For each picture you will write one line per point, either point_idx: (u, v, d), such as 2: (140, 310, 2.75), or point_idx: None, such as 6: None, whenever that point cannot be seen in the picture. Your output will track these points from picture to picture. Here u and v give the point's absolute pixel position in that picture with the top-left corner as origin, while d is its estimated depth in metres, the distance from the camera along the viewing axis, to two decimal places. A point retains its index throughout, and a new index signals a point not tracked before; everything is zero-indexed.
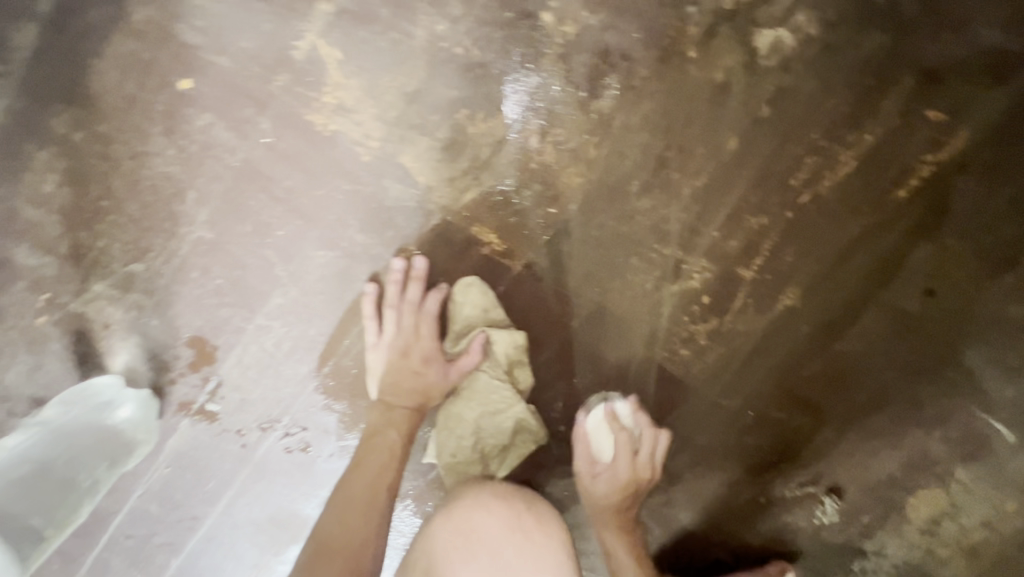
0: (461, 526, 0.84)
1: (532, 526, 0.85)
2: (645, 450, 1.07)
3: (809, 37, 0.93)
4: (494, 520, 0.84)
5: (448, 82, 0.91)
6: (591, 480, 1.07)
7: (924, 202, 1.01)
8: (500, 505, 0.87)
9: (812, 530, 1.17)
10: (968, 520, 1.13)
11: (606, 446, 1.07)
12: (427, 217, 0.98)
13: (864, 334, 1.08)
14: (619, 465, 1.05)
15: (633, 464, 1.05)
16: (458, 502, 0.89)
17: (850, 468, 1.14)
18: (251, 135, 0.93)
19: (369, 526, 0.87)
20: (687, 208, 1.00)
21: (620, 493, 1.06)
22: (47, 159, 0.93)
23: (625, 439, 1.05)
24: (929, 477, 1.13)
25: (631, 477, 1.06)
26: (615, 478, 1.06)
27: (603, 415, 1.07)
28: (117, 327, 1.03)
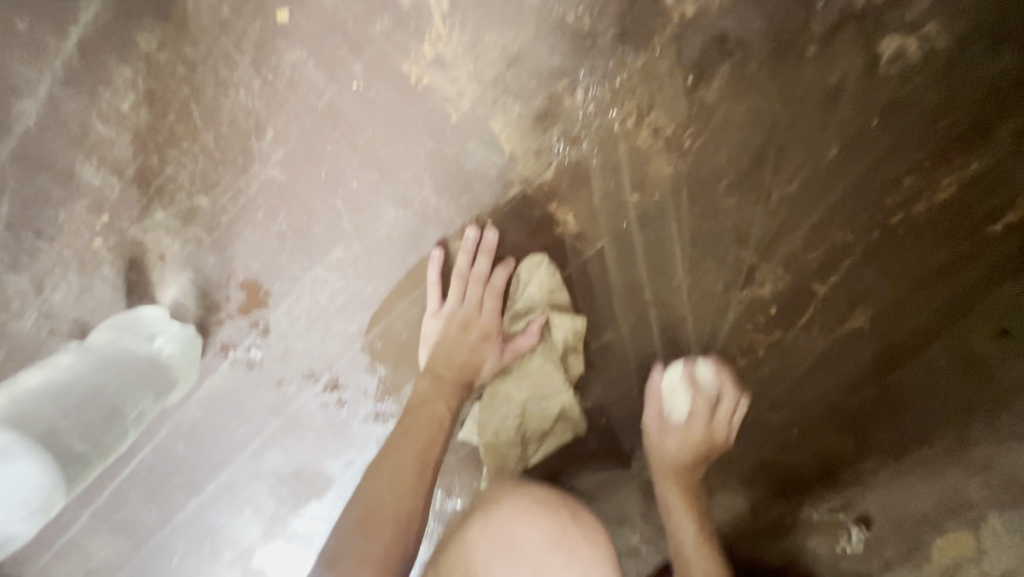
0: (504, 534, 0.84)
1: (577, 540, 0.85)
2: (726, 405, 1.02)
3: (937, 48, 0.88)
4: (537, 528, 0.85)
5: (553, 49, 0.87)
6: (656, 441, 1.04)
7: (1017, 240, 0.97)
8: (543, 514, 0.87)
9: (831, 557, 1.12)
10: (994, 566, 1.03)
11: (679, 405, 1.03)
12: (505, 188, 0.95)
13: (929, 366, 1.05)
14: (694, 424, 1.02)
15: (712, 406, 1.03)
16: (497, 508, 0.88)
17: (883, 499, 1.10)
18: (341, 78, 0.89)
19: (415, 501, 0.84)
20: (773, 213, 0.97)
21: (692, 451, 1.02)
22: (128, 76, 0.90)
23: (707, 398, 1.02)
24: (962, 519, 1.06)
25: (705, 435, 1.02)
26: (682, 431, 1.02)
27: (682, 377, 1.03)
28: (172, 260, 1.00)
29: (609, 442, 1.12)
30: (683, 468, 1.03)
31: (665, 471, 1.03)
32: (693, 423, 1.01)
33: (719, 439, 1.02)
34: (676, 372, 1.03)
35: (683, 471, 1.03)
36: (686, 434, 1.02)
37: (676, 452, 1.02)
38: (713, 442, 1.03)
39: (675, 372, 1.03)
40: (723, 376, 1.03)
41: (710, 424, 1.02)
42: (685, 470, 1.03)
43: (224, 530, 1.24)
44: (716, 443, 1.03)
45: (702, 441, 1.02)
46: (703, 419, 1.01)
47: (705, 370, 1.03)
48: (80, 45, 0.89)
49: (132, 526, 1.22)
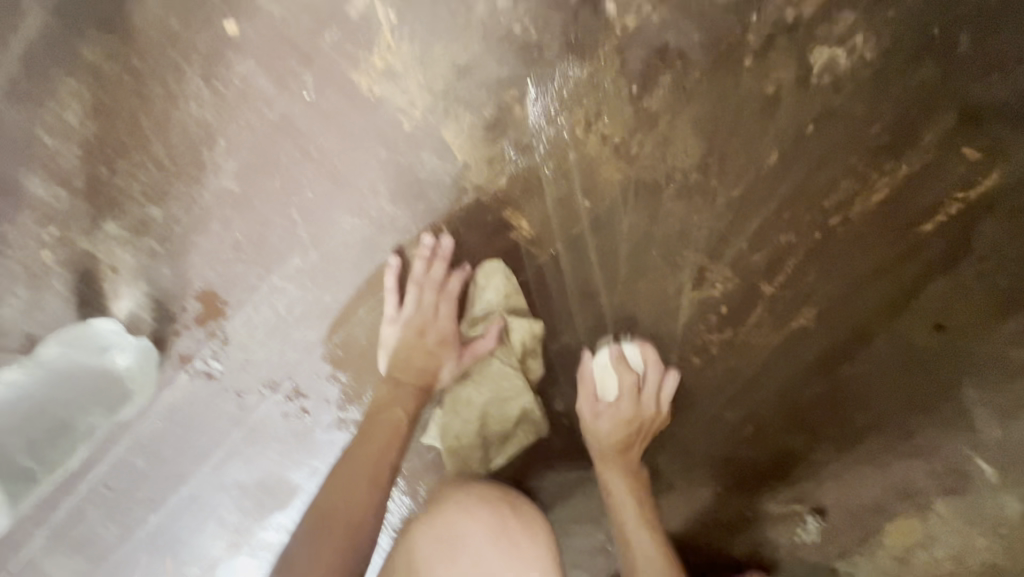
0: (446, 531, 0.87)
1: (517, 533, 0.88)
2: (651, 388, 1.06)
3: (864, 59, 0.93)
4: (476, 523, 0.87)
5: (501, 61, 0.90)
6: (605, 447, 1.06)
7: (948, 239, 1.02)
8: (484, 510, 0.90)
9: (790, 547, 1.18)
10: (940, 550, 1.13)
11: (610, 389, 1.06)
12: (460, 195, 0.97)
13: (871, 361, 1.09)
14: (622, 402, 1.05)
15: (639, 391, 1.05)
16: (440, 506, 0.91)
17: (836, 491, 1.15)
18: (293, 88, 0.90)
19: (368, 507, 0.84)
20: (720, 216, 1.00)
21: (624, 431, 1.05)
22: (75, 87, 0.89)
23: (632, 379, 1.05)
24: (911, 506, 1.13)
25: (636, 418, 1.05)
26: (620, 417, 1.04)
27: (610, 362, 1.06)
28: (125, 271, 0.99)
29: (572, 443, 1.14)
30: (619, 450, 1.05)
31: (601, 453, 1.06)
32: (621, 403, 1.04)
33: (647, 417, 1.05)
34: (604, 353, 1.06)
35: (620, 449, 1.05)
36: (619, 414, 1.04)
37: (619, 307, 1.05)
38: (643, 425, 1.06)
39: (604, 353, 1.06)
40: (667, 290, 1.05)
41: (637, 401, 1.05)
42: (620, 451, 1.06)
43: (187, 545, 1.22)
44: (644, 424, 1.06)
45: (637, 428, 1.05)
46: (631, 402, 1.04)
47: (633, 356, 1.06)
48: (25, 56, 0.88)
49: (90, 544, 1.20)
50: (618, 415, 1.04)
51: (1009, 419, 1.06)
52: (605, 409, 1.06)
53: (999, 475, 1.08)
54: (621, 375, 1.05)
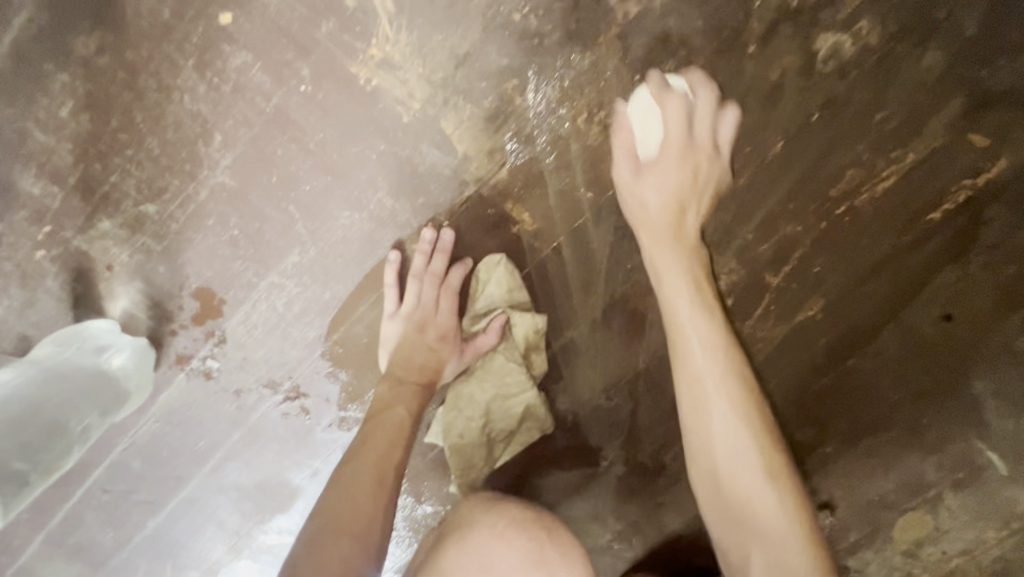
0: (480, 559, 0.83)
1: (554, 560, 0.85)
2: (704, 115, 0.88)
3: (869, 45, 0.92)
4: (513, 553, 0.83)
5: (501, 50, 0.88)
6: (657, 231, 0.88)
7: (956, 227, 1.01)
8: (519, 537, 0.86)
9: None
10: (950, 545, 1.12)
11: (653, 134, 0.88)
12: (461, 188, 0.95)
13: (880, 353, 1.08)
14: (670, 140, 0.87)
15: (690, 127, 0.87)
16: (474, 532, 0.88)
17: (845, 486, 1.13)
18: (289, 81, 0.88)
19: (374, 509, 0.83)
20: (725, 207, 1.00)
21: (675, 209, 0.88)
22: (67, 82, 0.88)
23: (681, 109, 0.86)
24: (920, 501, 1.11)
25: (690, 160, 0.87)
26: (669, 169, 0.87)
27: (648, 105, 0.88)
28: (120, 270, 0.98)
29: (576, 440, 1.13)
30: (670, 226, 0.88)
31: (668, 291, 0.85)
32: (669, 142, 0.86)
33: (703, 153, 0.88)
34: (643, 92, 0.89)
35: (677, 231, 0.88)
36: (664, 168, 0.87)
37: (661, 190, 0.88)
38: (703, 169, 0.88)
39: (643, 93, 0.89)
40: (699, 106, 0.88)
41: (689, 139, 0.87)
42: (677, 224, 0.88)
43: (186, 549, 1.20)
44: (703, 164, 0.89)
45: (692, 175, 0.87)
46: (680, 134, 0.86)
47: (679, 87, 0.88)
48: (15, 50, 0.87)
49: (88, 549, 1.18)
50: (668, 152, 0.87)
51: (1019, 410, 1.04)
52: (648, 167, 0.88)
53: (1009, 470, 1.07)
54: (666, 119, 0.87)
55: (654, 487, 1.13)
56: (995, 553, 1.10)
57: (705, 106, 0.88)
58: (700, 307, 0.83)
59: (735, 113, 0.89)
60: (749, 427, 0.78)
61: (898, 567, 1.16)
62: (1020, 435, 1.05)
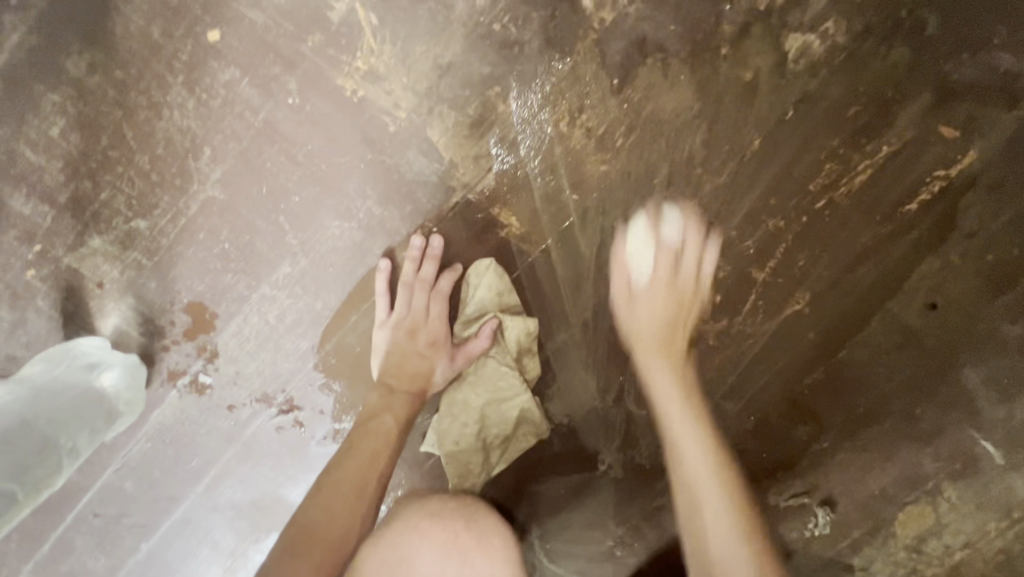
0: (397, 554, 0.85)
1: (470, 547, 0.87)
2: (689, 260, 0.94)
3: (837, 43, 0.95)
4: (428, 544, 0.86)
5: (483, 59, 0.91)
6: (644, 335, 0.92)
7: (934, 216, 1.04)
8: (434, 529, 0.88)
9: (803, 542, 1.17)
10: (952, 539, 1.13)
11: (647, 266, 0.94)
12: (448, 194, 0.97)
13: (868, 343, 1.11)
14: (653, 291, 0.92)
15: (676, 269, 0.93)
16: (389, 527, 0.89)
17: (843, 483, 1.16)
18: (277, 94, 0.90)
19: (351, 523, 0.83)
20: (707, 205, 1.01)
21: (671, 308, 0.92)
22: (58, 101, 0.89)
23: (671, 253, 0.94)
24: (918, 494, 1.13)
25: (678, 297, 0.93)
26: (654, 293, 0.92)
27: (647, 234, 0.96)
28: (111, 287, 0.98)
29: (572, 444, 1.13)
30: (658, 340, 0.91)
31: (644, 350, 0.91)
32: (657, 278, 0.92)
33: (690, 295, 0.93)
34: (640, 224, 0.97)
35: (669, 341, 0.91)
36: (651, 295, 0.92)
37: (655, 317, 0.92)
38: (689, 304, 0.93)
39: (640, 228, 0.97)
40: (691, 240, 0.95)
41: (675, 281, 0.93)
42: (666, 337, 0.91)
43: (180, 573, 1.17)
44: (689, 300, 0.93)
45: (677, 308, 0.93)
46: (670, 270, 0.93)
47: (673, 224, 0.96)
48: (7, 73, 0.88)
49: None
50: (654, 296, 0.92)
51: (1010, 396, 1.09)
52: (637, 295, 0.94)
53: (1005, 457, 1.10)
54: (654, 253, 0.94)
55: (652, 489, 1.12)
56: (998, 543, 1.12)
57: (690, 280, 0.93)
58: (657, 308, 0.92)
59: (718, 245, 0.96)
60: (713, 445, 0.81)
61: (902, 564, 1.15)
62: (1011, 421, 1.09)
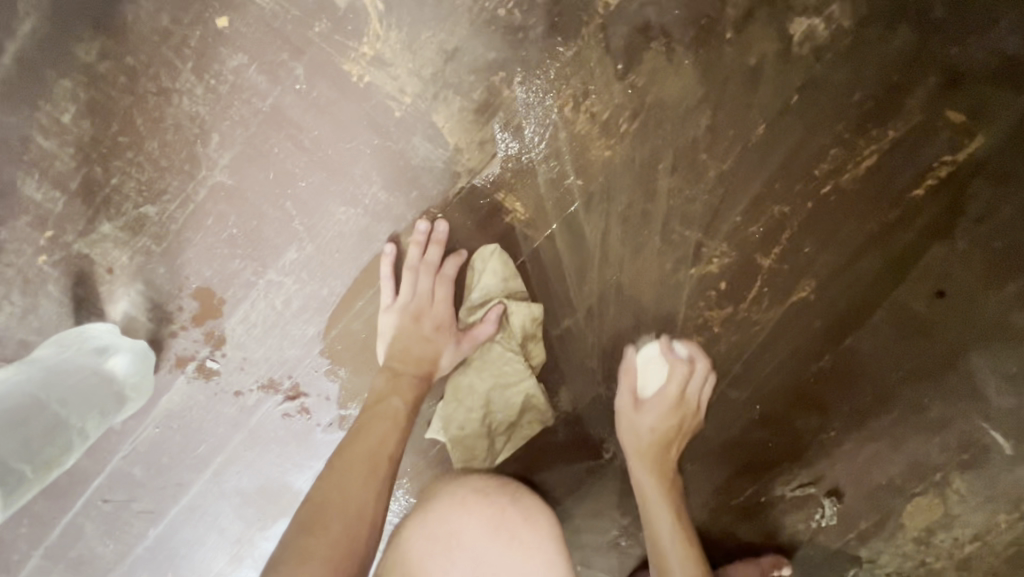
0: (446, 527, 0.87)
1: (515, 522, 0.89)
2: (694, 385, 1.06)
3: (843, 27, 0.95)
4: (474, 519, 0.88)
5: (488, 43, 0.91)
6: (641, 440, 1.07)
7: (941, 202, 1.04)
8: (480, 504, 0.90)
9: (809, 532, 1.25)
10: (961, 532, 1.21)
11: (655, 382, 1.07)
12: (453, 180, 0.97)
13: (874, 331, 1.12)
14: (655, 420, 1.06)
15: (679, 400, 1.05)
16: (435, 503, 0.91)
17: (853, 473, 1.21)
18: (284, 80, 0.91)
19: (366, 499, 0.83)
20: (712, 191, 1.01)
21: (669, 422, 1.06)
22: (68, 87, 0.91)
23: (681, 373, 1.05)
24: (929, 486, 1.20)
25: (678, 414, 1.06)
26: (654, 407, 1.06)
27: (661, 355, 1.07)
28: (121, 273, 0.99)
29: (576, 433, 1.16)
30: (654, 449, 1.06)
31: (638, 454, 1.07)
32: (662, 394, 1.05)
33: (689, 417, 1.07)
34: (655, 348, 1.07)
35: (659, 445, 1.06)
36: (653, 407, 1.06)
37: (653, 427, 1.06)
38: (685, 421, 1.07)
39: (654, 350, 1.07)
40: (695, 371, 1.06)
41: (678, 401, 1.05)
42: (658, 448, 1.06)
43: (190, 557, 1.20)
44: (686, 418, 1.07)
45: (677, 423, 1.06)
46: (675, 390, 1.05)
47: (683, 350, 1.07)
48: (18, 59, 0.90)
49: (90, 561, 1.18)
50: (657, 408, 1.05)
51: (1016, 384, 1.12)
52: (639, 402, 1.08)
53: (1014, 448, 1.15)
54: (667, 379, 1.05)
55: None
56: (1005, 536, 1.20)
57: (689, 401, 1.06)
58: (656, 417, 1.06)
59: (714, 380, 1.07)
60: (678, 516, 1.04)
61: (910, 555, 1.25)
62: (1018, 411, 1.13)
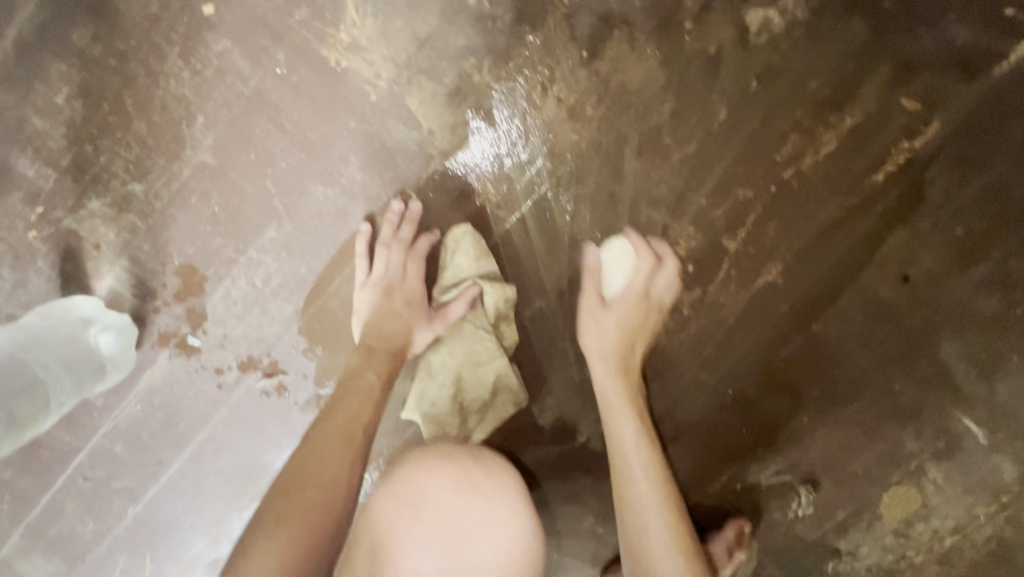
0: (410, 489, 0.89)
1: (478, 478, 0.91)
2: (658, 283, 1.07)
3: (796, 19, 1.00)
4: (437, 478, 0.89)
5: (459, 31, 0.97)
6: (605, 342, 1.05)
7: (900, 187, 1.08)
8: (442, 464, 0.92)
9: (787, 522, 1.23)
10: (941, 522, 1.19)
11: (619, 277, 1.06)
12: (426, 161, 1.02)
13: (842, 316, 1.14)
14: (621, 317, 1.05)
15: (644, 296, 1.06)
16: (400, 468, 0.92)
17: (829, 462, 1.20)
18: (266, 64, 0.96)
19: (341, 470, 0.86)
20: (677, 174, 1.05)
21: (633, 321, 1.06)
22: (63, 70, 0.96)
23: (645, 270, 1.06)
24: (905, 476, 1.19)
25: (642, 313, 1.06)
26: (620, 305, 1.05)
27: (623, 252, 1.06)
28: (107, 249, 1.03)
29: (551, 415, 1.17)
30: (617, 348, 1.05)
31: (601, 352, 1.05)
32: (627, 291, 1.05)
33: (653, 314, 1.07)
34: (618, 244, 1.07)
35: (624, 344, 1.05)
36: (618, 305, 1.05)
37: (618, 324, 1.05)
38: (649, 319, 1.07)
39: (615, 247, 1.07)
40: (657, 270, 1.06)
41: (642, 296, 1.06)
42: (622, 349, 1.05)
43: (165, 540, 1.19)
44: (650, 317, 1.07)
45: (641, 320, 1.06)
46: (641, 285, 1.05)
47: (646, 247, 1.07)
48: (19, 45, 0.96)
49: (67, 542, 1.18)
50: (623, 305, 1.05)
51: (986, 373, 1.15)
52: (604, 299, 1.06)
53: (988, 438, 1.16)
54: (631, 274, 1.06)
55: None
56: (986, 530, 1.18)
57: (653, 298, 1.06)
58: (620, 317, 1.05)
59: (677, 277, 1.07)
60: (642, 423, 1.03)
61: (890, 548, 1.22)
62: (990, 399, 1.15)
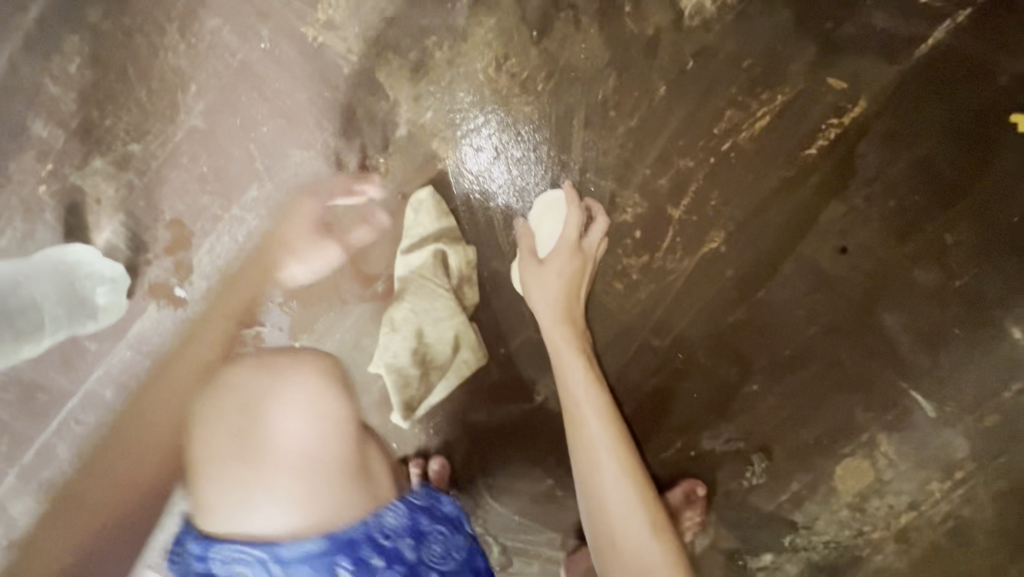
0: (220, 386, 0.86)
1: (283, 360, 0.88)
2: (591, 235, 1.14)
3: (727, 3, 1.10)
4: (241, 367, 0.87)
5: (422, 12, 1.09)
6: (551, 291, 1.12)
7: (834, 160, 1.15)
8: (250, 358, 0.89)
9: (742, 490, 1.29)
10: (895, 498, 1.24)
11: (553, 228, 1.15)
12: (393, 128, 1.13)
13: (785, 285, 1.20)
14: (560, 264, 1.12)
15: (580, 245, 1.13)
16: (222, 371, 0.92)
17: (779, 431, 1.25)
18: (252, 39, 1.09)
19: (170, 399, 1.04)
20: (622, 145, 1.15)
21: (572, 269, 1.12)
22: (77, 43, 1.10)
23: (578, 220, 1.13)
24: (856, 447, 1.23)
25: (581, 263, 1.13)
26: (560, 253, 1.12)
27: (557, 204, 1.15)
28: (107, 204, 1.15)
29: (509, 373, 1.24)
30: (562, 298, 1.12)
31: (547, 300, 1.12)
32: (563, 241, 1.12)
33: (590, 262, 1.14)
34: (552, 196, 1.15)
35: (569, 293, 1.12)
36: (557, 253, 1.12)
37: (561, 274, 1.12)
38: (588, 268, 1.14)
39: (549, 200, 1.15)
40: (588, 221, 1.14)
41: (579, 246, 1.13)
42: (569, 300, 1.13)
43: None
44: (587, 265, 1.14)
45: (580, 268, 1.13)
46: (574, 234, 1.12)
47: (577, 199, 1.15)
48: (40, 21, 1.10)
49: (56, 484, 1.26)
50: (561, 254, 1.12)
51: (930, 344, 1.18)
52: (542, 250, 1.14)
53: (936, 410, 1.20)
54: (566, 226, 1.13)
55: None
56: (943, 507, 1.22)
57: (589, 248, 1.13)
58: (564, 266, 1.12)
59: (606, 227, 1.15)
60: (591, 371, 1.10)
61: (847, 524, 1.26)
62: (932, 371, 1.19)
